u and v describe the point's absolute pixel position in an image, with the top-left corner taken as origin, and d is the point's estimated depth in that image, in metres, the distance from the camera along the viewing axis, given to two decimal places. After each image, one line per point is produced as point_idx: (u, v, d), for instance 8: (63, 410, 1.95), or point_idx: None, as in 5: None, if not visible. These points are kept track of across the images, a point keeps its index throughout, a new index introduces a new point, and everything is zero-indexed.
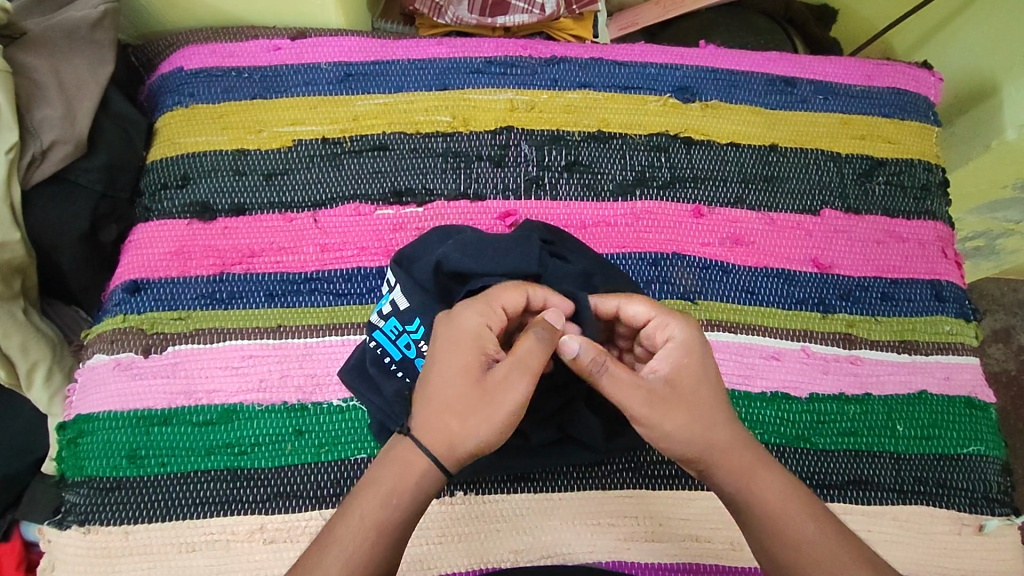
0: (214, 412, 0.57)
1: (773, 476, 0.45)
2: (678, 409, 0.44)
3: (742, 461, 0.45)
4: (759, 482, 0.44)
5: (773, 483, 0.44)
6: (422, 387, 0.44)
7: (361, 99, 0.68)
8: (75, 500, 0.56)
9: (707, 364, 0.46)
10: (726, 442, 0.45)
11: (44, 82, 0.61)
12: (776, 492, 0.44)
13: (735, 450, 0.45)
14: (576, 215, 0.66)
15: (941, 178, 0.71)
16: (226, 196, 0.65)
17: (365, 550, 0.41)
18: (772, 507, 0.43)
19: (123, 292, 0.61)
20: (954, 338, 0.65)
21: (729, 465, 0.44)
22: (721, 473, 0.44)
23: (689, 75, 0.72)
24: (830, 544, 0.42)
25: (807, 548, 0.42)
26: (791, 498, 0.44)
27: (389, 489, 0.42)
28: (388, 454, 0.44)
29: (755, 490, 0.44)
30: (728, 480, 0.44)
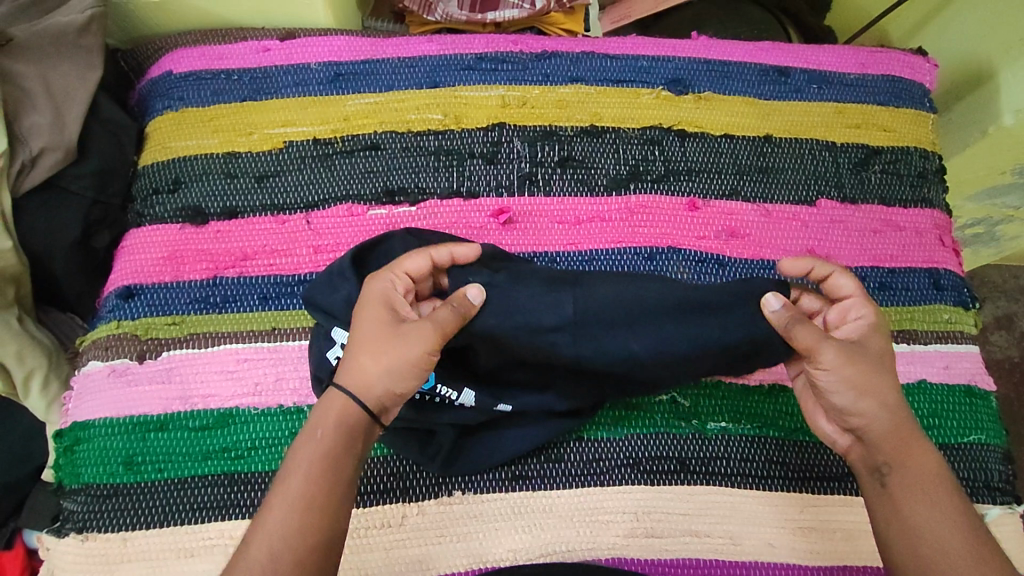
0: (210, 417, 0.57)
1: (931, 461, 0.47)
2: (864, 379, 0.47)
3: (906, 435, 0.47)
4: (915, 456, 0.47)
5: (927, 462, 0.47)
6: (361, 369, 0.46)
7: (351, 98, 0.68)
8: (72, 507, 0.56)
9: (885, 342, 0.50)
10: (897, 409, 0.48)
11: (32, 89, 0.61)
12: (930, 469, 0.47)
13: (900, 424, 0.48)
14: (571, 211, 0.65)
15: (938, 166, 0.71)
16: (219, 199, 0.64)
17: (301, 526, 0.42)
18: (926, 479, 0.46)
19: (116, 298, 0.61)
20: (952, 326, 0.65)
21: (898, 435, 0.47)
22: (878, 438, 0.48)
23: (682, 66, 0.72)
24: (965, 524, 0.45)
25: (940, 517, 0.45)
26: (939, 477, 0.47)
27: (325, 437, 0.44)
28: (328, 410, 0.45)
29: (908, 459, 0.47)
30: (889, 445, 0.47)
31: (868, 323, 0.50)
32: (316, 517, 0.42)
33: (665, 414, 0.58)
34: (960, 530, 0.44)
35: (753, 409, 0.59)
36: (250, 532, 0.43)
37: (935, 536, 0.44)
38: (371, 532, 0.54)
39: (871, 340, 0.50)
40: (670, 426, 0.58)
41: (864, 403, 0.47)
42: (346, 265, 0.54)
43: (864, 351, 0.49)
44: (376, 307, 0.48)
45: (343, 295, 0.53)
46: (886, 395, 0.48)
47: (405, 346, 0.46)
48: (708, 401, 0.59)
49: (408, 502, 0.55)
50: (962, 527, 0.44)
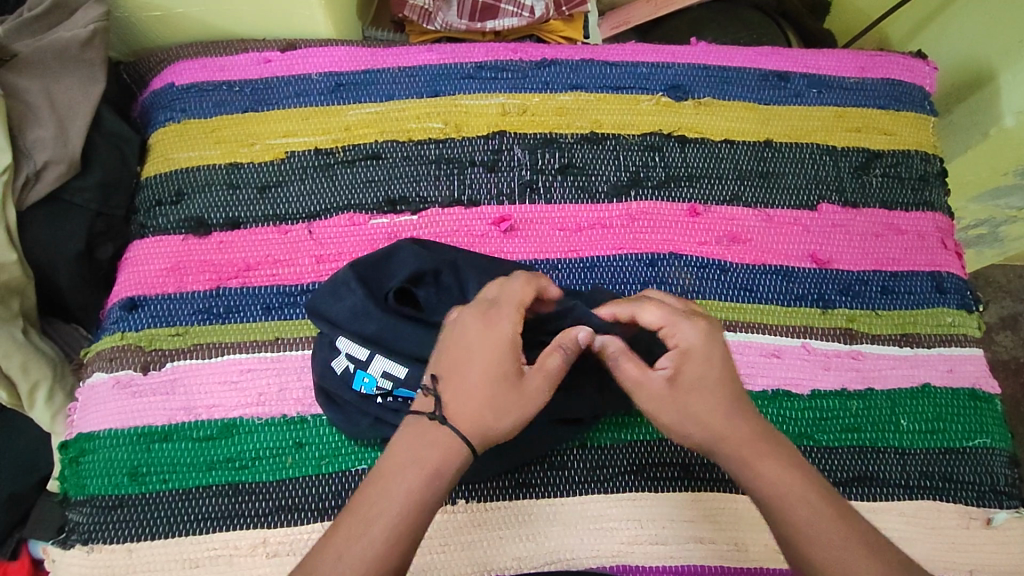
0: (214, 427, 0.57)
1: (775, 464, 0.45)
2: (684, 413, 0.46)
3: (749, 448, 0.46)
4: (764, 467, 0.45)
5: (777, 472, 0.45)
6: (483, 417, 0.44)
7: (352, 108, 0.68)
8: (78, 518, 0.56)
9: (712, 366, 0.47)
10: (738, 420, 0.46)
11: (36, 103, 0.62)
12: (784, 478, 0.44)
13: (730, 436, 0.46)
14: (571, 217, 0.66)
15: (939, 168, 0.71)
16: (221, 210, 0.65)
17: (392, 554, 0.40)
18: (780, 491, 0.44)
19: (120, 310, 0.61)
20: (956, 330, 0.65)
21: (744, 449, 0.46)
22: (728, 461, 0.46)
23: (681, 73, 0.72)
24: (839, 530, 0.42)
25: (816, 526, 0.42)
26: (803, 485, 0.44)
27: (432, 467, 0.43)
28: (432, 441, 0.43)
29: (761, 470, 0.45)
30: (731, 462, 0.46)
31: (694, 350, 0.47)
32: (408, 543, 0.41)
33: None
34: (832, 541, 0.42)
35: None
36: (329, 548, 0.40)
37: (807, 555, 0.42)
38: None
39: (688, 370, 0.47)
40: None
41: (697, 419, 0.46)
42: (350, 277, 0.53)
43: (683, 387, 0.47)
44: (502, 353, 0.45)
45: (346, 305, 0.52)
46: (709, 408, 0.46)
47: (534, 403, 0.45)
48: None
49: None
50: (837, 539, 0.42)
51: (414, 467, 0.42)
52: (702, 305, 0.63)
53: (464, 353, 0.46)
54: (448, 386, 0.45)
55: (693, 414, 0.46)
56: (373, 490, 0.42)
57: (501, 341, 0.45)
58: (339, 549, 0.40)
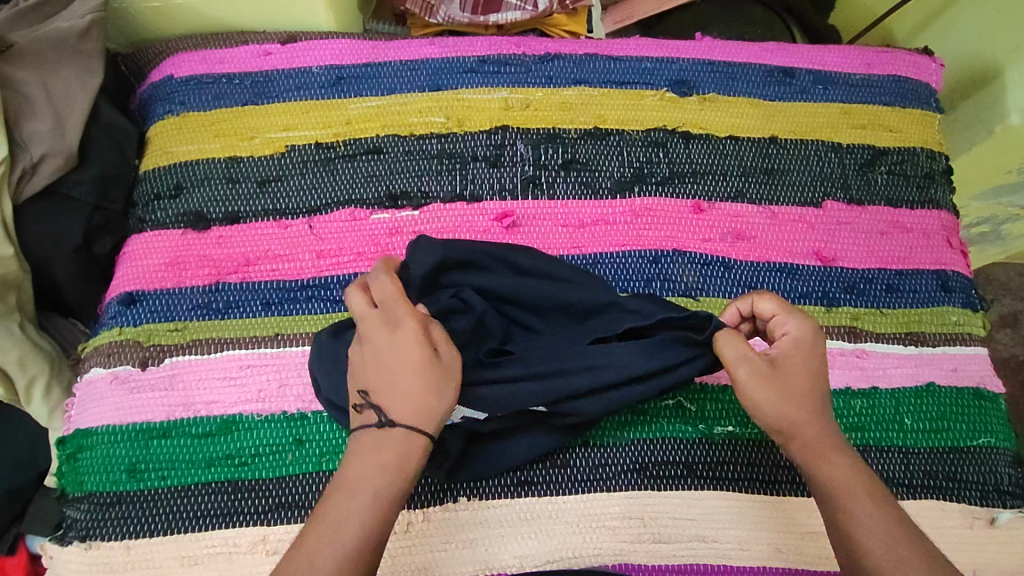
0: (213, 424, 0.57)
1: (843, 461, 0.47)
2: (773, 397, 0.47)
3: (820, 442, 0.48)
4: (831, 463, 0.47)
5: (845, 468, 0.47)
6: (417, 411, 0.45)
7: (353, 102, 0.68)
8: (75, 515, 0.55)
9: (814, 360, 0.49)
10: (821, 415, 0.48)
11: (33, 95, 0.61)
12: (850, 479, 0.47)
13: (815, 430, 0.48)
14: (574, 214, 0.65)
15: (945, 166, 0.70)
16: (220, 204, 0.64)
17: (362, 554, 0.42)
18: (846, 486, 0.46)
19: (118, 305, 0.61)
20: (961, 328, 0.64)
21: (821, 442, 0.48)
22: (797, 450, 0.48)
23: (685, 68, 0.71)
24: (889, 528, 0.44)
25: (871, 523, 0.45)
26: (867, 488, 0.46)
27: (394, 468, 0.44)
28: (391, 445, 0.44)
29: (830, 467, 0.47)
30: (802, 452, 0.48)
31: (800, 341, 0.48)
32: (375, 542, 0.42)
33: (671, 418, 0.58)
34: (883, 536, 0.44)
35: None
36: (300, 554, 0.42)
37: (859, 545, 0.44)
38: None
39: (796, 361, 0.48)
40: (676, 430, 0.58)
41: (784, 406, 0.47)
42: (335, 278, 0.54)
43: (784, 372, 0.48)
44: (419, 344, 0.46)
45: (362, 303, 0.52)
46: (810, 400, 0.48)
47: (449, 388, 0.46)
48: (715, 405, 0.59)
49: (413, 509, 0.55)
50: (892, 539, 0.44)
51: (378, 472, 0.43)
52: (706, 302, 0.62)
53: (383, 362, 0.46)
54: (383, 396, 0.45)
55: (783, 401, 0.48)
56: (338, 495, 0.43)
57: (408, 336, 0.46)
58: (307, 556, 0.41)
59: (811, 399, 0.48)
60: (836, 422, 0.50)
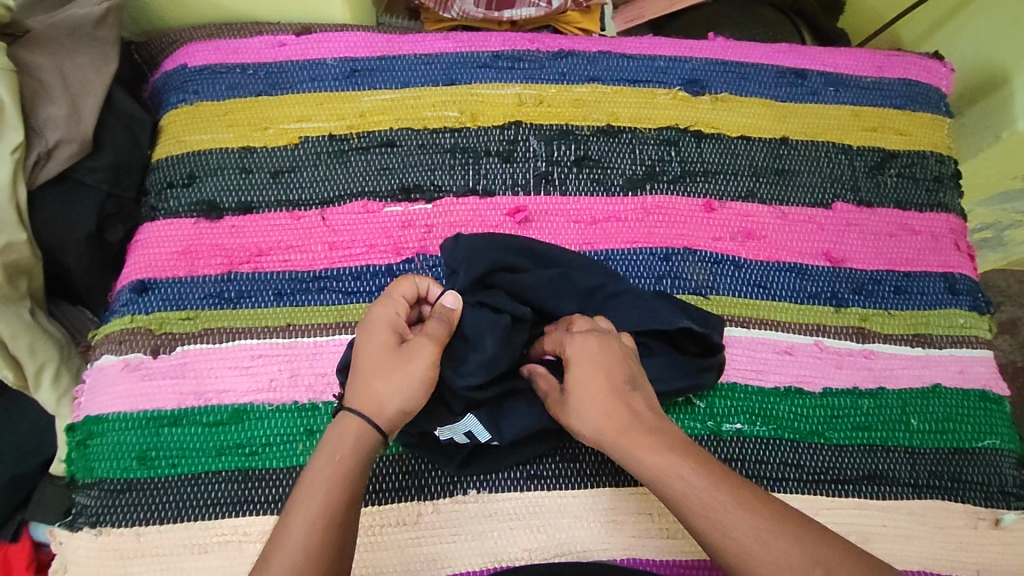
0: (224, 413, 0.57)
1: (654, 448, 0.46)
2: (576, 400, 0.49)
3: (628, 439, 0.47)
4: (642, 455, 0.46)
5: (653, 454, 0.46)
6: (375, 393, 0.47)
7: (367, 95, 0.68)
8: (85, 501, 0.55)
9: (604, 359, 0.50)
10: (618, 412, 0.48)
11: (48, 80, 0.61)
12: (665, 467, 0.46)
13: (615, 426, 0.48)
14: (586, 210, 0.65)
15: (953, 170, 0.71)
16: (233, 194, 0.64)
17: (317, 533, 0.42)
18: (664, 477, 0.45)
19: (130, 292, 0.61)
20: (967, 331, 0.65)
21: (638, 434, 0.47)
22: (613, 453, 0.48)
23: (698, 67, 0.71)
24: (726, 505, 0.43)
25: (704, 506, 0.44)
26: (700, 472, 0.45)
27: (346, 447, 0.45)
28: (345, 433, 0.46)
29: (645, 460, 0.46)
30: (615, 449, 0.48)
31: (578, 356, 0.50)
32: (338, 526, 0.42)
33: (681, 414, 0.58)
34: (715, 507, 0.43)
35: (769, 410, 0.59)
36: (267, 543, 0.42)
37: (715, 539, 0.43)
38: (386, 529, 0.54)
39: (576, 365, 0.50)
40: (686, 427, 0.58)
41: (587, 418, 0.49)
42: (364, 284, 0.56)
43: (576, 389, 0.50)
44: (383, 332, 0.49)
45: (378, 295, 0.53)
46: (601, 408, 0.48)
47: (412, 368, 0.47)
48: (724, 403, 0.59)
49: (423, 500, 0.55)
50: (724, 508, 0.43)
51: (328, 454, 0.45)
52: (716, 301, 0.63)
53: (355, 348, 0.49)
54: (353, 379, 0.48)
55: (584, 413, 0.49)
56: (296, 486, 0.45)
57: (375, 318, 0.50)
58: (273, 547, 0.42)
59: (599, 402, 0.48)
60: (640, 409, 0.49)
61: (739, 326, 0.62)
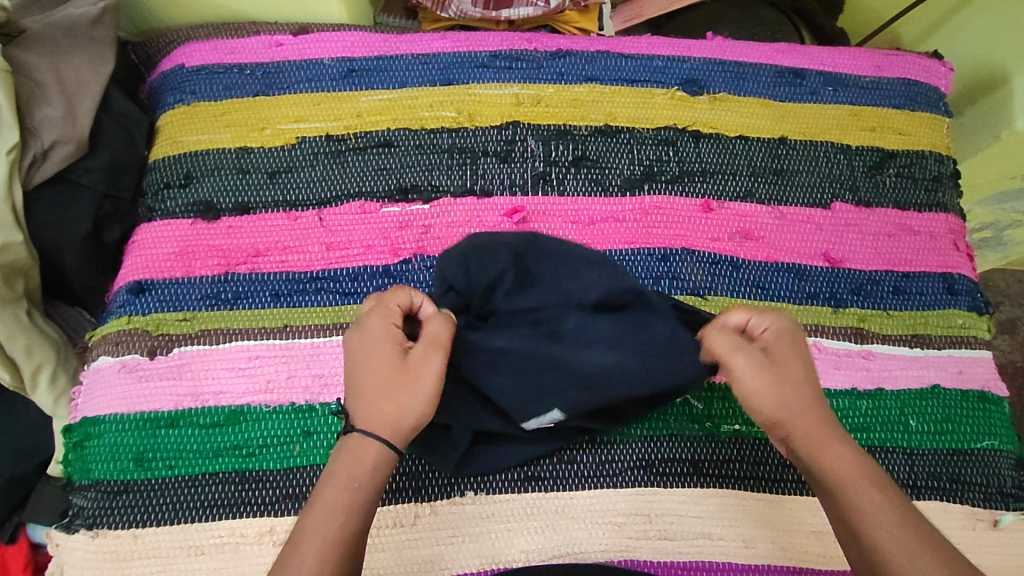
0: (221, 414, 0.57)
1: (844, 449, 0.46)
2: (784, 374, 0.48)
3: (819, 431, 0.47)
4: (830, 454, 0.46)
5: (845, 457, 0.46)
6: (385, 412, 0.46)
7: (365, 95, 0.68)
8: (82, 503, 0.55)
9: (794, 350, 0.49)
10: (810, 404, 0.47)
11: (44, 81, 0.61)
12: (856, 464, 0.45)
13: (811, 419, 0.47)
14: (584, 211, 0.65)
15: (952, 170, 0.71)
16: (230, 194, 0.64)
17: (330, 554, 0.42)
18: (843, 479, 0.45)
19: (127, 294, 0.61)
20: (966, 332, 0.65)
21: (810, 429, 0.47)
22: (801, 443, 0.47)
23: (697, 67, 0.71)
24: (893, 519, 0.43)
25: (875, 518, 0.43)
26: (867, 472, 0.45)
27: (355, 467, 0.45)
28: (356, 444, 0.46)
29: (828, 460, 0.46)
30: (804, 439, 0.47)
31: (779, 331, 0.50)
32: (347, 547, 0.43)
33: (679, 415, 0.58)
34: (891, 522, 0.43)
35: None
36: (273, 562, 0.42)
37: (872, 537, 0.42)
38: (382, 531, 0.54)
39: (795, 351, 0.49)
40: (683, 428, 0.58)
41: (785, 390, 0.47)
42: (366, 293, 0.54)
43: (780, 361, 0.48)
44: (380, 346, 0.47)
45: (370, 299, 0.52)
46: (799, 382, 0.48)
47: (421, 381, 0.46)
48: (722, 404, 0.59)
49: (420, 502, 0.55)
50: (893, 525, 0.42)
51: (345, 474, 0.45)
52: (714, 301, 0.63)
53: (351, 362, 0.48)
54: (352, 396, 0.47)
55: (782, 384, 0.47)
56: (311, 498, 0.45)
57: (371, 329, 0.48)
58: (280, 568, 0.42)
59: (803, 384, 0.48)
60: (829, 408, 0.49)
61: None
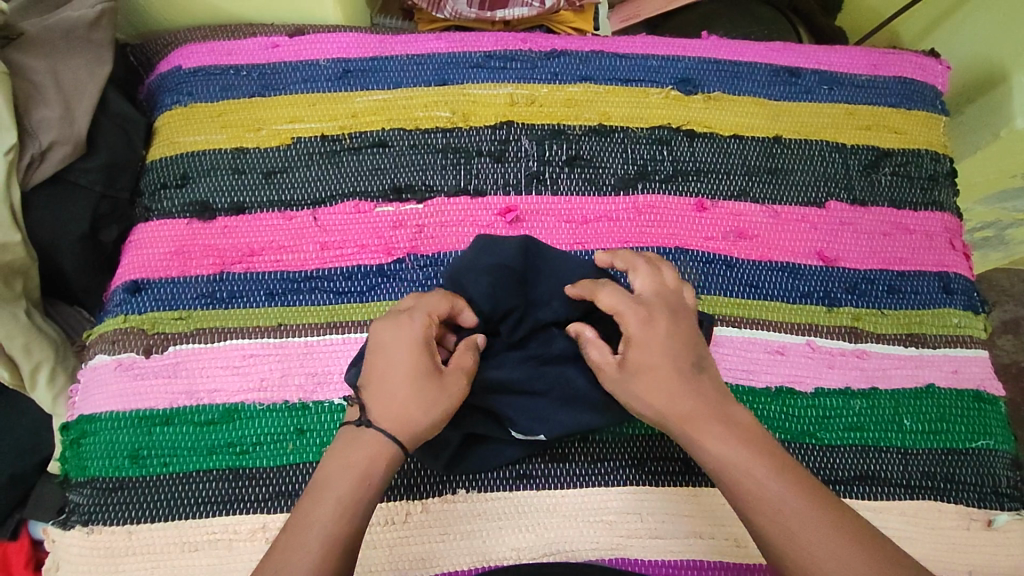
0: (216, 412, 0.57)
1: (723, 438, 0.47)
2: (652, 378, 0.48)
3: (698, 425, 0.47)
4: (707, 446, 0.47)
5: (723, 446, 0.46)
6: (405, 414, 0.46)
7: (360, 95, 0.68)
8: (78, 499, 0.56)
9: (668, 346, 0.49)
10: (686, 400, 0.48)
11: (42, 83, 0.61)
12: (742, 450, 0.46)
13: (689, 412, 0.47)
14: (577, 210, 0.65)
15: (949, 168, 0.70)
16: (227, 195, 0.64)
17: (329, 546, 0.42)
18: (723, 470, 0.46)
19: (123, 293, 0.61)
20: (962, 331, 0.64)
21: (691, 427, 0.47)
22: (683, 436, 0.48)
23: (691, 67, 0.71)
24: (779, 503, 0.44)
25: (758, 506, 0.44)
26: (757, 456, 0.46)
27: (362, 473, 0.45)
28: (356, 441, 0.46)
29: (709, 454, 0.47)
30: (686, 430, 0.47)
31: (648, 329, 0.49)
32: (347, 549, 0.43)
33: None
34: (778, 509, 0.44)
35: (760, 410, 0.59)
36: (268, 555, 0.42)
37: (758, 525, 0.44)
38: (374, 529, 0.54)
39: (660, 347, 0.48)
40: None
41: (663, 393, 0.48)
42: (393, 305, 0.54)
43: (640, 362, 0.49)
44: (419, 355, 0.48)
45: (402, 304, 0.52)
46: (678, 383, 0.48)
47: (450, 397, 0.48)
48: None
49: (412, 500, 0.55)
50: (778, 514, 0.44)
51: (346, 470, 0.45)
52: (707, 300, 0.63)
53: (386, 357, 0.48)
54: (374, 396, 0.47)
55: (655, 388, 0.48)
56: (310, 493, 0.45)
57: (418, 337, 0.48)
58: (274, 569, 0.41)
59: (677, 382, 0.48)
60: (710, 396, 0.48)
61: (730, 325, 0.62)
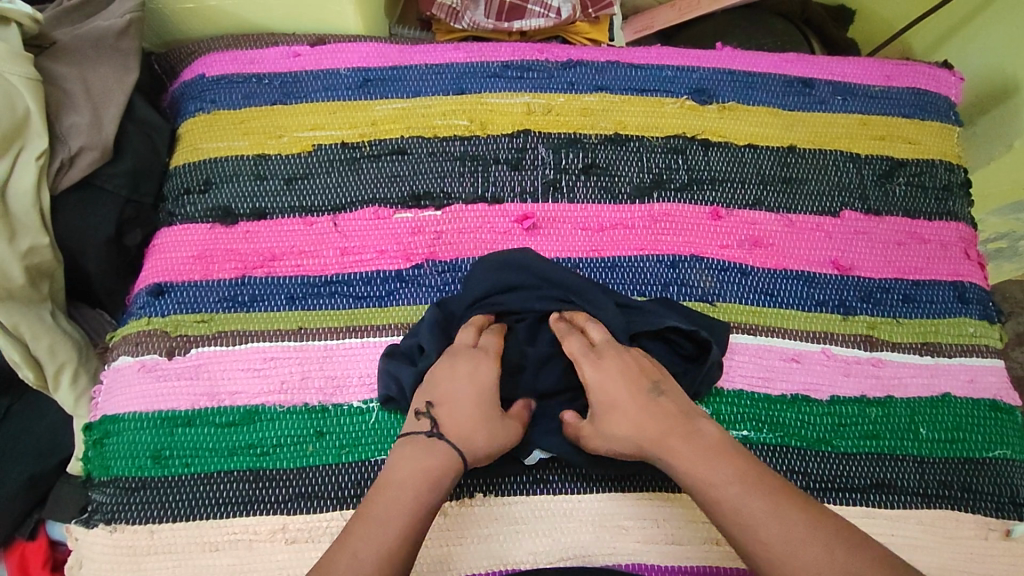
0: (237, 413, 0.58)
1: (701, 456, 0.47)
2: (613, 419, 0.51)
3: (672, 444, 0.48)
4: (686, 464, 0.47)
5: (698, 460, 0.47)
6: (473, 434, 0.50)
7: (379, 104, 0.69)
8: (101, 498, 0.57)
9: (619, 387, 0.51)
10: (645, 429, 0.50)
11: (72, 90, 0.63)
12: (718, 465, 0.47)
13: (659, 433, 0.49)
14: (594, 217, 0.66)
15: (963, 179, 0.71)
16: (248, 200, 0.66)
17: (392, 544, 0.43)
18: (704, 485, 0.46)
19: (147, 295, 0.62)
20: (977, 340, 0.64)
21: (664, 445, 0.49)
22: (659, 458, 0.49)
23: (706, 77, 0.72)
24: (755, 514, 0.44)
25: (738, 518, 0.44)
26: (737, 474, 0.46)
27: (434, 478, 0.47)
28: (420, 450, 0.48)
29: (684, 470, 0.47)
30: (661, 452, 0.49)
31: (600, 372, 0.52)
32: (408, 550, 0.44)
33: None
34: (754, 519, 0.44)
35: (776, 417, 0.59)
36: (340, 554, 0.43)
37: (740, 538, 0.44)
38: None
39: (620, 384, 0.52)
40: None
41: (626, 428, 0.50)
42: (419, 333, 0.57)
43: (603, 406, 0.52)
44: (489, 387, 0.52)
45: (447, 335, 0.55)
46: (634, 419, 0.50)
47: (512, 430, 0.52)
48: (731, 410, 0.59)
49: None
50: (758, 524, 0.44)
51: (413, 475, 0.47)
52: (723, 308, 0.63)
53: (457, 385, 0.51)
54: (442, 411, 0.50)
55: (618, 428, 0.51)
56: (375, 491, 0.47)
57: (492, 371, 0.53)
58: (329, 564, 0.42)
59: (637, 413, 0.50)
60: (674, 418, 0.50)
61: (746, 332, 0.62)
